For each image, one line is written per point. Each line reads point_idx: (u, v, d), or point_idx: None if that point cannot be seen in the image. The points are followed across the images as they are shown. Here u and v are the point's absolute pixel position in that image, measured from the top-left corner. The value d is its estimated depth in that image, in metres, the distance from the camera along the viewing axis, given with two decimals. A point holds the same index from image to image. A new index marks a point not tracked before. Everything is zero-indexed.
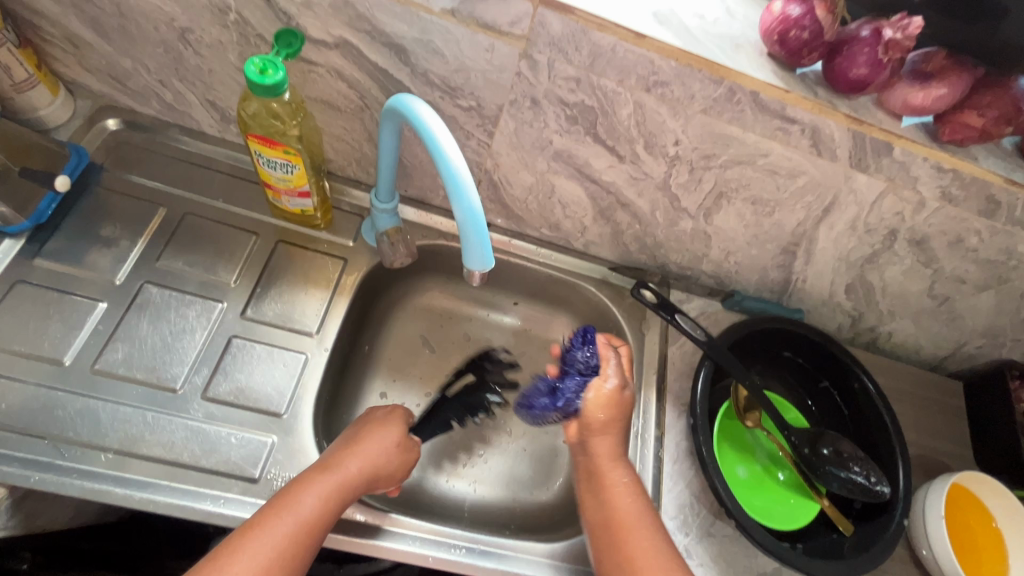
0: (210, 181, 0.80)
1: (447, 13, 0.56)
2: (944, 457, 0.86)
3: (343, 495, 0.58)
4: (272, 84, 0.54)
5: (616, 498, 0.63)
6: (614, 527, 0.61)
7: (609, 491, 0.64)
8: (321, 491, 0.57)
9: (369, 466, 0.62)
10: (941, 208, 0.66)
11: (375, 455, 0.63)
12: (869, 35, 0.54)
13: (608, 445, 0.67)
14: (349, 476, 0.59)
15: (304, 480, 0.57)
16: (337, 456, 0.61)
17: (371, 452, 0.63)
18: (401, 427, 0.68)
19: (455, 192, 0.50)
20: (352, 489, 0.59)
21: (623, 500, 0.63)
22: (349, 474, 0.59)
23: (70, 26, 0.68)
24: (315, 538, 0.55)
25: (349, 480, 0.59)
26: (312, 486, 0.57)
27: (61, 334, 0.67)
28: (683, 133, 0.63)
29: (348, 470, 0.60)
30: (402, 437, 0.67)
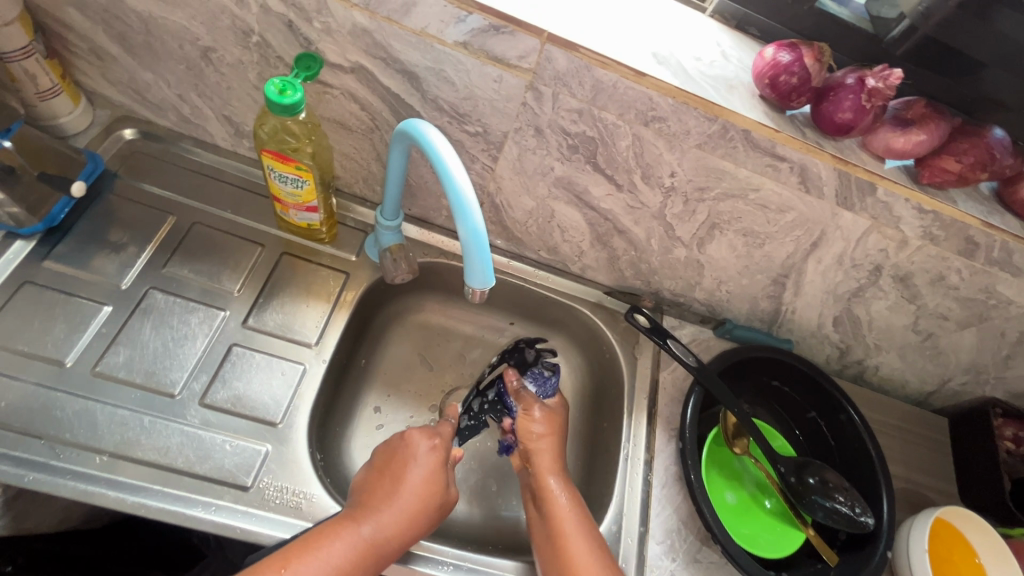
0: (220, 193, 0.83)
1: (459, 45, 0.58)
2: (928, 491, 0.88)
3: (373, 554, 0.58)
4: (290, 103, 0.56)
5: (558, 519, 0.66)
6: (555, 533, 0.65)
7: (552, 511, 0.67)
8: (353, 548, 0.57)
9: (405, 524, 0.61)
10: (923, 247, 0.69)
11: (411, 514, 0.62)
12: (853, 82, 0.57)
13: (545, 461, 0.73)
14: (383, 537, 0.59)
15: (334, 530, 0.57)
16: (374, 511, 0.60)
17: (411, 508, 0.62)
18: (444, 485, 0.66)
19: (460, 212, 0.52)
20: (380, 551, 0.59)
21: (566, 517, 0.66)
22: (383, 534, 0.59)
23: (97, 40, 0.71)
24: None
25: (381, 540, 0.59)
26: (343, 540, 0.57)
27: (64, 335, 0.68)
28: (678, 166, 0.65)
29: (381, 529, 0.59)
30: (440, 496, 0.65)
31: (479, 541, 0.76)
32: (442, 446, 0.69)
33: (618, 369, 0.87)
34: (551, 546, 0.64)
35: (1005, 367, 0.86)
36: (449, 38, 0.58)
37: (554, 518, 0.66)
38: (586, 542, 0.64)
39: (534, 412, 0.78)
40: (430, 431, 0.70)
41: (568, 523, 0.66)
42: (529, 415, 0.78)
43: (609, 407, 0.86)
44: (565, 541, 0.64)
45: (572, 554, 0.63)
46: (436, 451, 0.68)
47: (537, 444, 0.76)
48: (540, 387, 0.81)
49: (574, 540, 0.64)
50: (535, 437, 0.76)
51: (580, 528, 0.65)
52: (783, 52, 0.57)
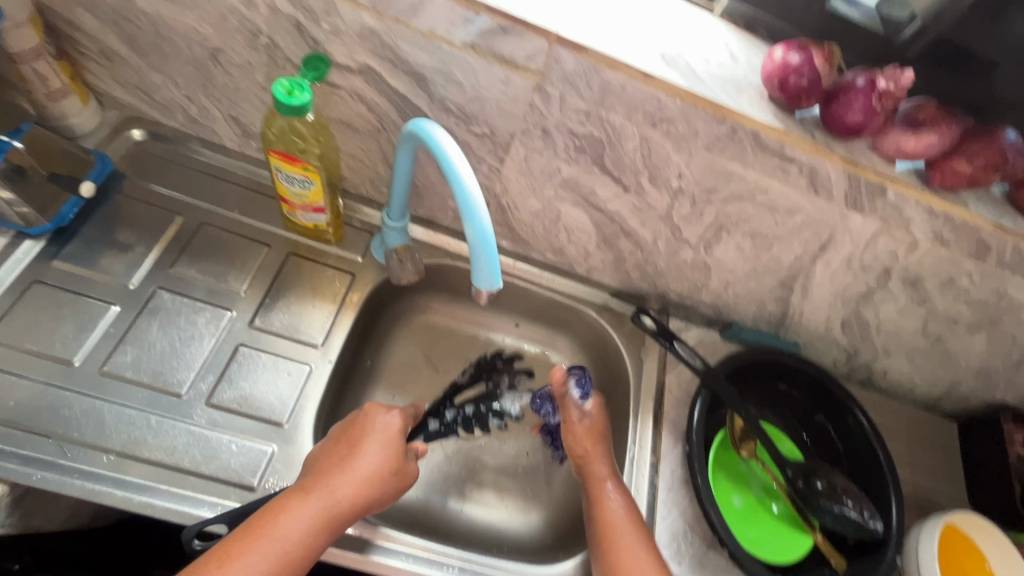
0: (227, 193, 0.83)
1: (466, 46, 0.58)
2: (937, 496, 0.87)
3: (327, 524, 0.57)
4: (297, 104, 0.56)
5: (611, 524, 0.66)
6: (608, 539, 0.65)
7: (605, 516, 0.67)
8: (306, 518, 0.56)
9: (360, 493, 0.60)
10: (933, 249, 0.68)
11: (365, 481, 0.61)
12: (864, 83, 0.55)
13: (597, 462, 0.72)
14: (337, 505, 0.58)
15: (286, 504, 0.57)
16: (326, 480, 0.59)
17: (364, 476, 0.61)
18: (400, 454, 0.65)
19: (467, 213, 0.52)
20: (337, 520, 0.58)
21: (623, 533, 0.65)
22: (335, 502, 0.58)
23: (106, 41, 0.71)
24: (296, 565, 0.55)
25: (335, 509, 0.58)
26: (294, 512, 0.56)
27: (72, 335, 0.68)
28: (686, 167, 0.65)
29: (335, 498, 0.58)
30: (396, 464, 0.64)
31: (485, 543, 0.77)
32: (401, 417, 0.68)
33: (624, 372, 0.86)
34: (608, 559, 0.64)
35: (1016, 372, 0.85)
36: (456, 39, 0.58)
37: (607, 523, 0.66)
38: (640, 547, 0.64)
39: (575, 419, 0.76)
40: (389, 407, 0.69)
41: (623, 535, 0.65)
42: (572, 422, 0.76)
43: (615, 410, 0.86)
44: (619, 547, 0.64)
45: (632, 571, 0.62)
46: (390, 423, 0.67)
47: (584, 453, 0.73)
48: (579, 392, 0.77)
49: (630, 545, 0.64)
50: (582, 444, 0.74)
51: (636, 540, 0.65)
52: (793, 53, 0.56)
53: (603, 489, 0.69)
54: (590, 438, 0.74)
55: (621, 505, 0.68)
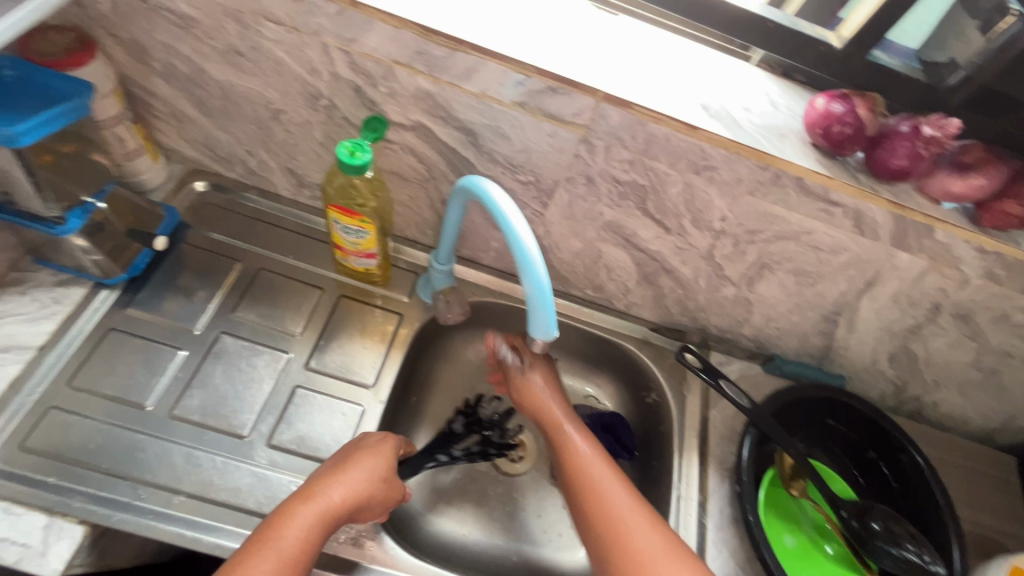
0: (282, 240, 0.87)
1: (516, 104, 0.61)
2: (999, 535, 0.84)
3: (326, 523, 0.60)
4: (359, 164, 0.60)
5: (582, 469, 0.69)
6: (582, 486, 0.67)
7: (576, 463, 0.70)
8: (306, 520, 0.59)
9: (353, 496, 0.63)
10: (984, 286, 0.68)
11: (359, 485, 0.64)
12: (908, 130, 0.57)
13: (563, 419, 0.74)
14: (332, 506, 0.61)
15: (287, 511, 0.59)
16: (321, 485, 0.62)
17: (357, 481, 0.64)
18: (388, 460, 0.68)
19: (524, 266, 0.54)
20: (333, 522, 0.61)
21: (595, 473, 0.68)
22: (331, 504, 0.61)
23: (177, 105, 0.76)
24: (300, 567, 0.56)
25: (331, 511, 0.61)
26: (295, 517, 0.59)
27: (145, 380, 0.72)
28: (729, 211, 0.67)
29: (331, 501, 0.61)
30: (386, 471, 0.67)
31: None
32: (389, 436, 0.72)
33: (667, 407, 0.86)
34: (592, 509, 0.65)
35: None
36: (507, 98, 0.61)
37: (579, 472, 0.69)
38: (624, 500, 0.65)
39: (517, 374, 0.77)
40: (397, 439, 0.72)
41: (603, 480, 0.67)
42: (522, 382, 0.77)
43: (659, 446, 0.86)
44: (598, 496, 0.66)
45: (612, 515, 0.64)
46: (392, 442, 0.71)
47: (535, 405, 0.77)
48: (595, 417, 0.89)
49: (613, 495, 0.65)
50: (533, 392, 0.77)
51: (610, 480, 0.67)
52: (835, 102, 0.58)
53: (566, 439, 0.73)
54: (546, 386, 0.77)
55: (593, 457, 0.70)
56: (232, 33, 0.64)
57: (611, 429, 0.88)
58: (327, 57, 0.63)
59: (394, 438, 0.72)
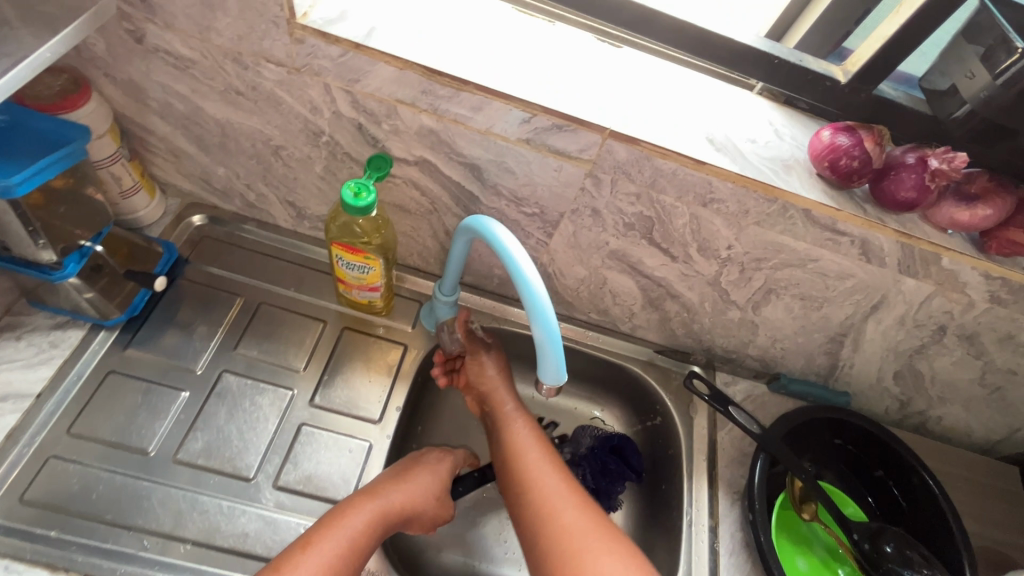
0: (281, 272, 0.86)
1: (522, 141, 0.61)
2: (1009, 549, 0.85)
3: (383, 521, 0.65)
4: (364, 205, 0.59)
5: (523, 451, 0.73)
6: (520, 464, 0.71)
7: (517, 443, 0.74)
8: (368, 516, 0.64)
9: (411, 500, 0.68)
10: (989, 308, 0.68)
11: (418, 492, 0.69)
12: (914, 162, 0.57)
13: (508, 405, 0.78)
14: (392, 506, 0.66)
15: (351, 505, 0.65)
16: (385, 486, 0.68)
17: (416, 489, 0.69)
18: (446, 478, 0.73)
19: (537, 314, 0.54)
20: (390, 520, 0.66)
21: (531, 458, 0.71)
22: (392, 504, 0.66)
23: (174, 141, 0.75)
24: (354, 558, 0.61)
25: (391, 510, 0.66)
26: (361, 511, 0.64)
27: (147, 424, 0.71)
28: (736, 240, 0.66)
29: (391, 501, 0.67)
30: (442, 487, 0.72)
31: None
32: (451, 454, 0.76)
33: (674, 430, 0.86)
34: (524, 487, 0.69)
35: None
36: (512, 134, 0.61)
37: (518, 454, 0.72)
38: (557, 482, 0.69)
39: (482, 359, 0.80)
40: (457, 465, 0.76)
41: (536, 464, 0.71)
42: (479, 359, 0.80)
43: (667, 470, 0.86)
44: (535, 476, 0.70)
45: (546, 497, 0.67)
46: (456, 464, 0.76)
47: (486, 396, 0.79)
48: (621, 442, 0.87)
49: (546, 478, 0.69)
50: (484, 373, 0.79)
51: (547, 464, 0.71)
52: (841, 135, 0.58)
53: (510, 425, 0.76)
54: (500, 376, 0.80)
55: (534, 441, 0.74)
56: (232, 73, 0.63)
57: (619, 451, 0.86)
58: (329, 96, 0.62)
59: (455, 458, 0.77)
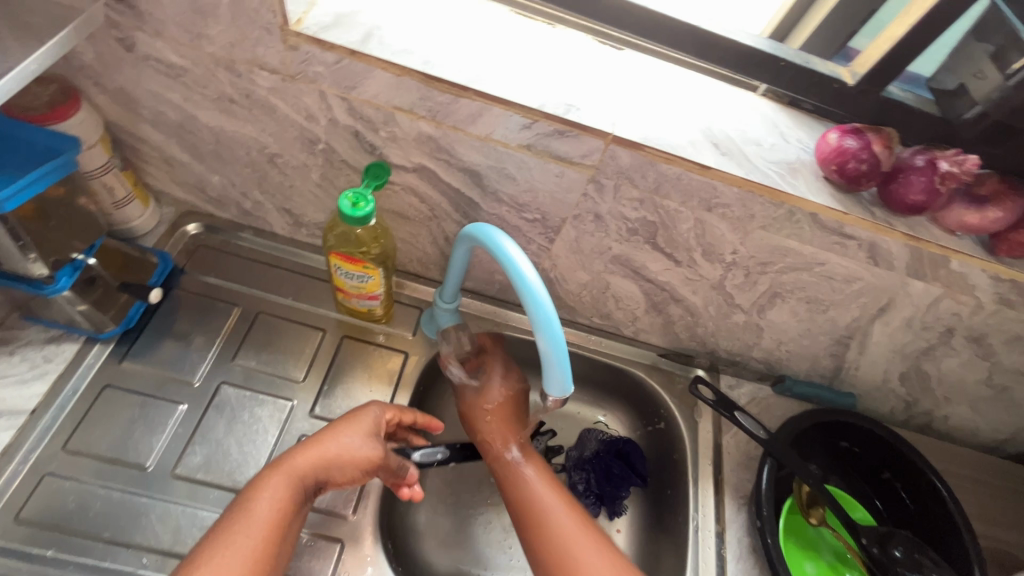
0: (279, 280, 0.85)
1: (522, 147, 0.60)
2: (1016, 549, 0.84)
3: (296, 488, 0.62)
4: (362, 215, 0.58)
5: (533, 490, 0.71)
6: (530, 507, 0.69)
7: (523, 483, 0.72)
8: (274, 489, 0.60)
9: (323, 461, 0.64)
10: (998, 310, 0.67)
11: (331, 452, 0.65)
12: (924, 164, 0.57)
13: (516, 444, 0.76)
14: (298, 471, 0.62)
15: (259, 482, 0.61)
16: (290, 453, 0.63)
17: (324, 446, 0.65)
18: (364, 423, 0.68)
19: (545, 327, 0.53)
20: (304, 485, 0.63)
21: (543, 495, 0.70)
22: (297, 468, 0.63)
23: (168, 150, 0.73)
24: (268, 534, 0.58)
25: (300, 476, 0.62)
26: (266, 486, 0.60)
27: (144, 439, 0.69)
28: (741, 245, 0.65)
29: (297, 466, 0.63)
30: (361, 435, 0.67)
31: None
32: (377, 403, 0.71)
33: (679, 435, 0.85)
34: (539, 529, 0.67)
35: None
36: (512, 140, 0.59)
37: (528, 493, 0.71)
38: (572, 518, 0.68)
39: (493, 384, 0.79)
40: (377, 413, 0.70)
41: (543, 494, 0.70)
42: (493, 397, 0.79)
43: (672, 475, 0.85)
44: (546, 515, 0.68)
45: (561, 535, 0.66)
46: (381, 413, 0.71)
47: (490, 425, 0.77)
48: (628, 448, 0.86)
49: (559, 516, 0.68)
50: (491, 414, 0.78)
51: (557, 500, 0.70)
52: (849, 138, 0.57)
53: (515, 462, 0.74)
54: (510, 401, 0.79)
55: (540, 479, 0.72)
56: (225, 81, 0.61)
57: (624, 455, 0.86)
58: (325, 103, 0.61)
59: (382, 408, 0.71)
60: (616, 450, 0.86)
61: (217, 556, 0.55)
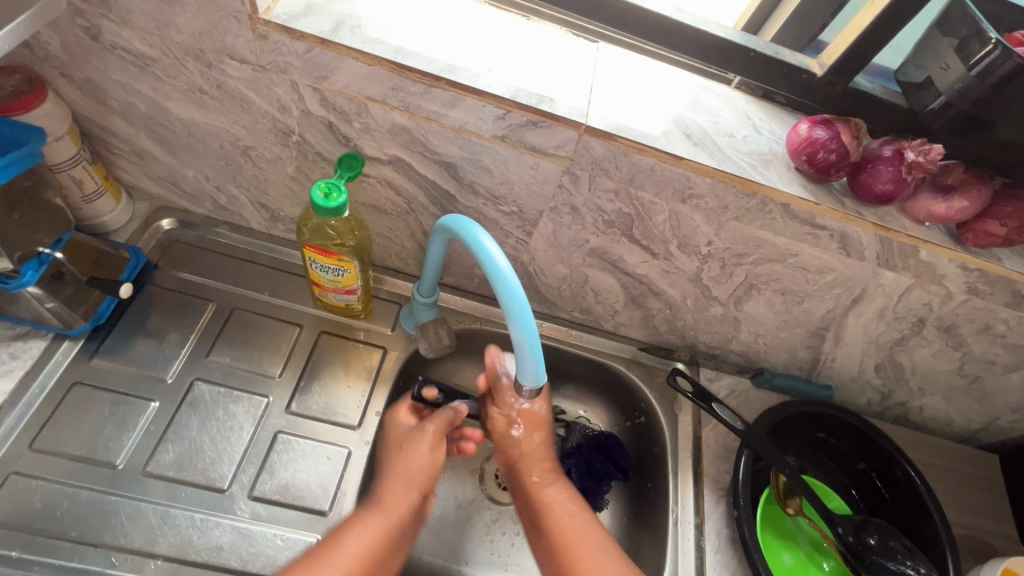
0: (255, 275, 0.83)
1: (497, 138, 0.59)
2: (989, 537, 0.85)
3: (377, 529, 0.65)
4: (335, 206, 0.57)
5: (555, 515, 0.70)
6: (555, 532, 0.68)
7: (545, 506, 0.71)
8: (357, 536, 0.64)
9: (394, 498, 0.69)
10: (967, 300, 0.68)
11: (394, 482, 0.70)
12: (891, 154, 0.58)
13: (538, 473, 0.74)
14: (376, 512, 0.67)
15: (342, 529, 0.64)
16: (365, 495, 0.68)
17: (392, 477, 0.70)
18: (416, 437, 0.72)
19: (518, 316, 0.53)
20: (387, 524, 0.66)
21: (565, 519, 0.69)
22: (371, 509, 0.67)
23: (139, 143, 0.72)
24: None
25: (382, 516, 0.66)
26: (347, 532, 0.64)
27: (115, 436, 0.68)
28: (715, 236, 0.66)
29: (375, 509, 0.67)
30: (423, 453, 0.71)
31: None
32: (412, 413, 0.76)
33: (659, 427, 0.85)
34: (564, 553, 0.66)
35: None
36: (486, 131, 0.59)
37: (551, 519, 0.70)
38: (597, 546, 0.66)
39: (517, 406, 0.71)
40: (412, 403, 0.76)
41: (564, 522, 0.69)
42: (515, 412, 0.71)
43: (653, 469, 0.85)
44: (568, 542, 0.67)
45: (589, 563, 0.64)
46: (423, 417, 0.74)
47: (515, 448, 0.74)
48: (610, 443, 0.86)
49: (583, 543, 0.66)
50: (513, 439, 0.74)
51: (580, 526, 0.68)
52: (818, 129, 0.58)
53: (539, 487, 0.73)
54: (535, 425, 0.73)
55: (562, 505, 0.71)
56: (194, 71, 0.60)
57: (606, 450, 0.86)
58: (297, 94, 0.60)
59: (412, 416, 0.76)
60: (599, 445, 0.86)
61: None
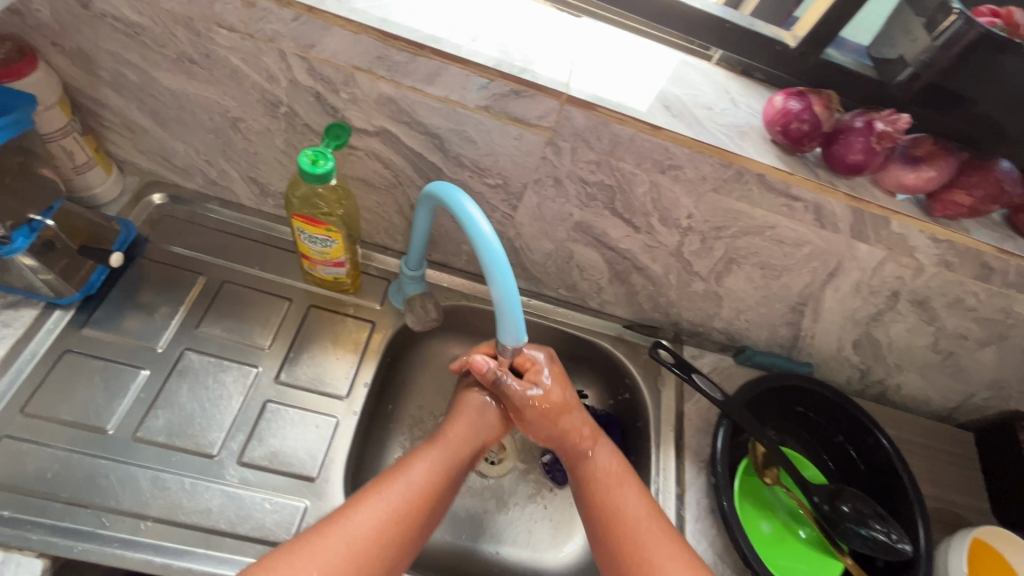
0: (246, 250, 0.85)
1: (481, 108, 0.61)
2: (962, 509, 0.88)
3: (446, 455, 0.67)
4: (322, 172, 0.58)
5: (598, 474, 0.69)
6: (596, 486, 0.68)
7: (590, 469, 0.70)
8: (428, 459, 0.66)
9: (464, 433, 0.70)
10: (939, 273, 0.70)
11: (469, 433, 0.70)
12: (862, 126, 0.59)
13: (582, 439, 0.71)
14: (446, 440, 0.68)
15: (414, 453, 0.66)
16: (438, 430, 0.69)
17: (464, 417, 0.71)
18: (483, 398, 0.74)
19: (499, 275, 0.54)
20: (456, 457, 0.68)
21: (604, 475, 0.69)
22: (444, 437, 0.68)
23: (129, 115, 0.73)
24: (422, 502, 0.62)
25: (451, 444, 0.68)
26: (419, 456, 0.66)
27: (105, 402, 0.69)
28: (695, 208, 0.68)
29: (448, 440, 0.68)
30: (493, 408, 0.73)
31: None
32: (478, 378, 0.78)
33: (643, 401, 0.87)
34: (606, 508, 0.66)
35: None
36: (470, 102, 0.61)
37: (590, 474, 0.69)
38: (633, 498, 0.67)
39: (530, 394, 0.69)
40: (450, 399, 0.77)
41: (617, 484, 0.68)
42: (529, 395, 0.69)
43: (636, 442, 0.87)
44: (608, 496, 0.67)
45: (623, 512, 0.65)
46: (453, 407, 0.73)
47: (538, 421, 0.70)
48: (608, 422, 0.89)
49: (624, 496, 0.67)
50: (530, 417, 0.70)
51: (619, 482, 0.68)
52: (792, 100, 0.60)
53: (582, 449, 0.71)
54: (555, 404, 0.70)
55: (607, 470, 0.70)
56: (183, 40, 0.61)
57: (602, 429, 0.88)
58: (285, 63, 0.61)
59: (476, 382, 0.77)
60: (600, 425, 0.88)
61: (370, 506, 0.59)
